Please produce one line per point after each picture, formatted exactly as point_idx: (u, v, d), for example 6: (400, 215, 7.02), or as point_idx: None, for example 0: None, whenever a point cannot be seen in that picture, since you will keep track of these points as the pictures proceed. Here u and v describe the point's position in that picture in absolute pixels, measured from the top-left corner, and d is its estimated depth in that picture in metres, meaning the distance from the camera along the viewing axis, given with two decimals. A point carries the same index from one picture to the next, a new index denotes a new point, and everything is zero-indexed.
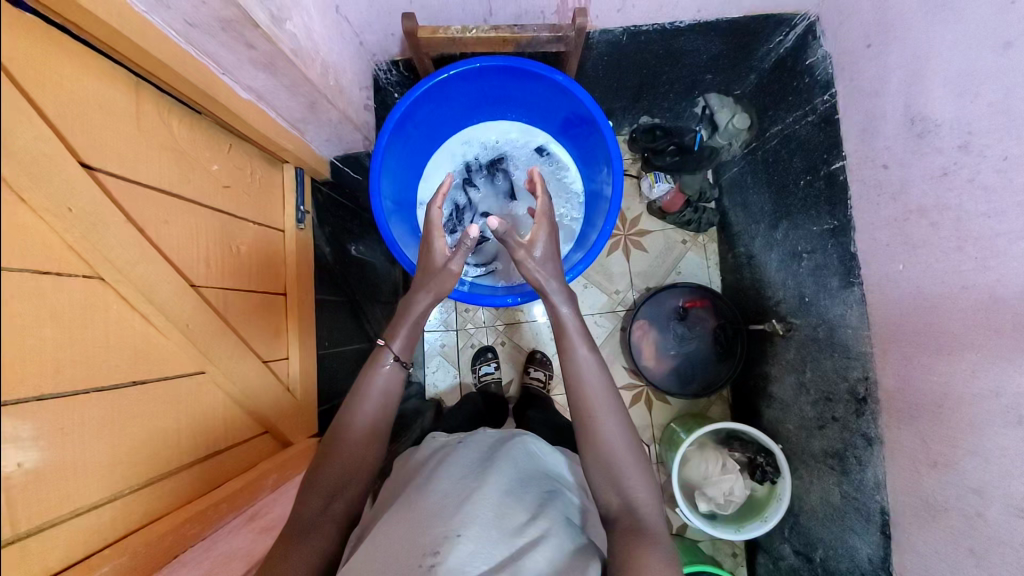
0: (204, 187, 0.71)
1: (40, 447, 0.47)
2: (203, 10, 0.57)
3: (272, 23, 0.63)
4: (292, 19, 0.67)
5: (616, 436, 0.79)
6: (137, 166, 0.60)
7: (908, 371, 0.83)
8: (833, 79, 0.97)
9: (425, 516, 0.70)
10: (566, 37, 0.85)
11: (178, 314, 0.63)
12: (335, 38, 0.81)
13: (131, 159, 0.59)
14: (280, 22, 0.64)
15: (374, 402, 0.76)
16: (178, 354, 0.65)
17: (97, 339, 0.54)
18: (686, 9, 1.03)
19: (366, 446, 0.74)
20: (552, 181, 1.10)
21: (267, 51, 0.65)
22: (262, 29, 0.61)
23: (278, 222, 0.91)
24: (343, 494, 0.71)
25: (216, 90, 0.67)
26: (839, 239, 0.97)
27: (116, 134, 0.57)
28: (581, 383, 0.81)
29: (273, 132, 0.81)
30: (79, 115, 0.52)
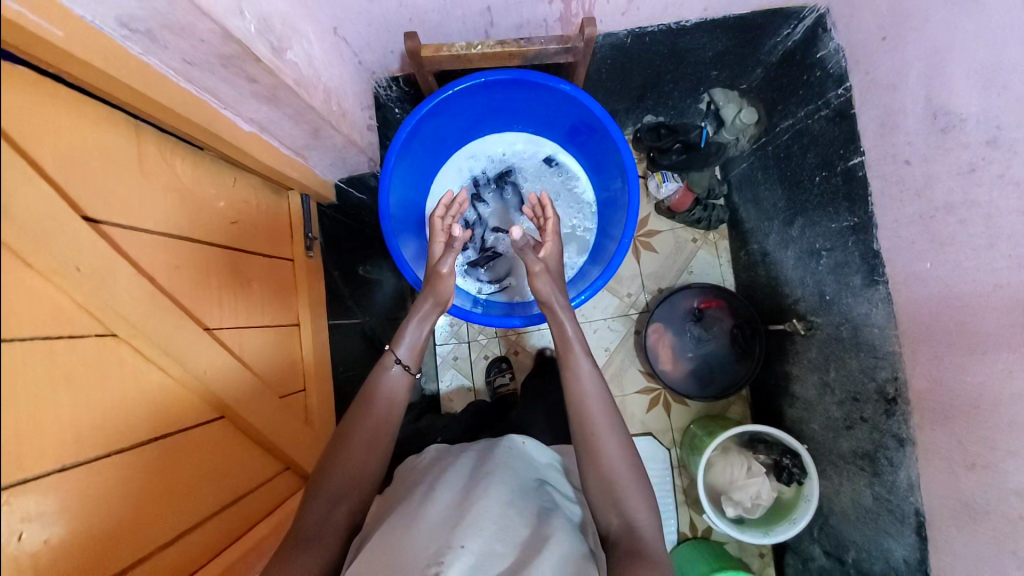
0: (209, 224, 0.69)
1: (47, 523, 0.45)
2: (202, 49, 0.54)
3: (274, 55, 0.61)
4: (292, 48, 0.65)
5: (617, 456, 0.77)
6: (145, 216, 0.58)
7: (940, 371, 0.80)
8: (846, 72, 0.94)
9: (434, 526, 0.69)
10: (574, 48, 0.82)
11: (193, 363, 0.61)
12: (331, 61, 0.79)
13: (138, 207, 0.57)
14: (280, 54, 0.62)
15: (377, 416, 0.75)
16: (193, 402, 0.63)
17: (112, 400, 0.52)
18: (693, 9, 1.00)
19: (367, 454, 0.73)
20: (563, 191, 1.07)
21: (269, 83, 0.63)
22: (265, 64, 0.59)
23: (288, 252, 0.89)
24: (345, 500, 0.71)
25: (218, 128, 0.65)
26: (861, 237, 0.94)
27: (122, 183, 0.55)
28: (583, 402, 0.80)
29: (276, 163, 0.79)
30: (80, 166, 0.50)
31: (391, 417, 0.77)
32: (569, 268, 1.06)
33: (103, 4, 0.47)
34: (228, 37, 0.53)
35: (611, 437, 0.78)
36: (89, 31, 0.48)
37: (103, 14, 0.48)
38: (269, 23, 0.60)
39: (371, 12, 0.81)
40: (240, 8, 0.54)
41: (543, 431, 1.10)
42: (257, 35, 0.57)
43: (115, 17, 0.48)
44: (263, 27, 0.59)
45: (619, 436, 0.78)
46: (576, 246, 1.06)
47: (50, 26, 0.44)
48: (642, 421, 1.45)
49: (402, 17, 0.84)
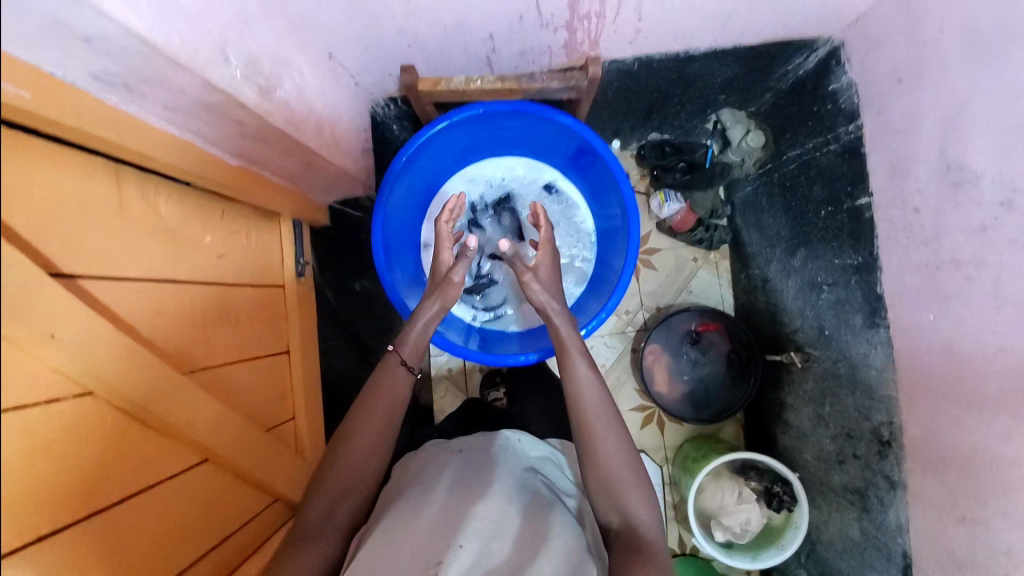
0: (197, 260, 0.68)
1: None
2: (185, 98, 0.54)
3: (262, 97, 0.62)
4: (282, 86, 0.66)
5: (616, 454, 0.76)
6: (128, 264, 0.57)
7: (937, 422, 0.80)
8: (858, 109, 0.92)
9: (433, 518, 0.70)
10: (577, 86, 0.81)
11: (175, 412, 0.60)
12: (320, 92, 0.76)
13: (119, 258, 0.56)
14: (268, 93, 0.63)
15: (371, 429, 0.74)
16: (181, 448, 0.63)
17: (90, 462, 0.51)
18: (703, 38, 0.96)
19: (369, 453, 0.73)
20: (563, 221, 1.06)
21: (258, 125, 0.64)
22: (252, 109, 0.60)
23: (279, 278, 0.88)
24: (346, 501, 0.72)
25: (204, 169, 0.63)
26: (864, 277, 0.94)
27: (103, 234, 0.54)
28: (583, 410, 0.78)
29: (268, 197, 0.78)
30: (56, 222, 0.48)
31: (384, 436, 0.75)
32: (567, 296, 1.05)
33: (79, 63, 0.45)
34: (212, 87, 0.54)
35: (611, 443, 0.77)
36: (67, 90, 0.45)
37: (78, 71, 0.45)
38: (257, 64, 0.60)
39: (368, 40, 0.79)
40: (225, 50, 0.55)
41: (542, 426, 1.11)
42: (244, 80, 0.58)
43: (89, 74, 0.46)
44: (251, 70, 0.59)
45: (619, 440, 0.77)
46: (575, 275, 1.05)
47: (17, 88, 0.41)
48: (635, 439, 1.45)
49: (402, 44, 0.81)
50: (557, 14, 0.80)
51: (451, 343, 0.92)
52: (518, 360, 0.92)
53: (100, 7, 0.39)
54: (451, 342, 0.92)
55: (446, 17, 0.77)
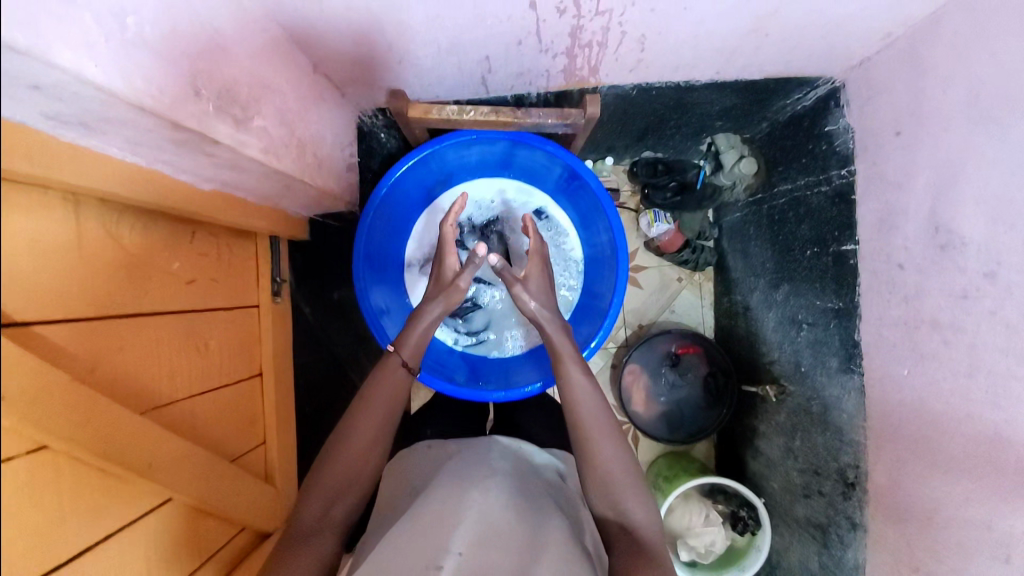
0: (163, 291, 0.64)
1: None
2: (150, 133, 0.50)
3: (238, 129, 0.59)
4: (261, 112, 0.64)
5: (615, 462, 0.75)
6: (93, 305, 0.54)
7: (901, 474, 0.83)
8: (852, 156, 0.93)
9: (430, 523, 0.68)
10: (573, 123, 0.85)
11: (138, 454, 0.57)
12: (285, 119, 0.71)
13: (86, 299, 0.52)
14: (244, 124, 0.60)
15: (367, 438, 0.72)
16: (143, 490, 0.61)
17: (41, 516, 0.49)
18: (706, 71, 0.93)
19: (360, 457, 0.71)
20: (552, 247, 1.10)
21: (229, 157, 0.61)
22: (225, 143, 0.57)
23: (254, 298, 0.85)
24: (343, 500, 0.70)
25: (172, 201, 0.60)
26: (843, 321, 0.95)
27: (67, 278, 0.50)
28: (581, 423, 0.76)
29: (243, 216, 0.74)
30: (22, 272, 0.44)
31: (368, 461, 0.72)
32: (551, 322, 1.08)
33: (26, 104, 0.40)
34: (178, 127, 0.51)
35: (612, 451, 0.75)
36: (18, 132, 0.41)
37: (29, 112, 0.41)
38: (233, 91, 0.58)
39: (356, 52, 0.74)
40: (197, 87, 0.52)
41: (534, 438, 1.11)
42: (218, 113, 0.56)
43: (40, 114, 0.42)
44: (224, 101, 0.56)
45: (619, 450, 0.76)
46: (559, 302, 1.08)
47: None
48: None
49: (394, 60, 0.78)
50: (557, 41, 0.77)
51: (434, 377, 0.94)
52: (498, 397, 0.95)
53: (45, 56, 0.37)
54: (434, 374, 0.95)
55: (441, 38, 0.73)
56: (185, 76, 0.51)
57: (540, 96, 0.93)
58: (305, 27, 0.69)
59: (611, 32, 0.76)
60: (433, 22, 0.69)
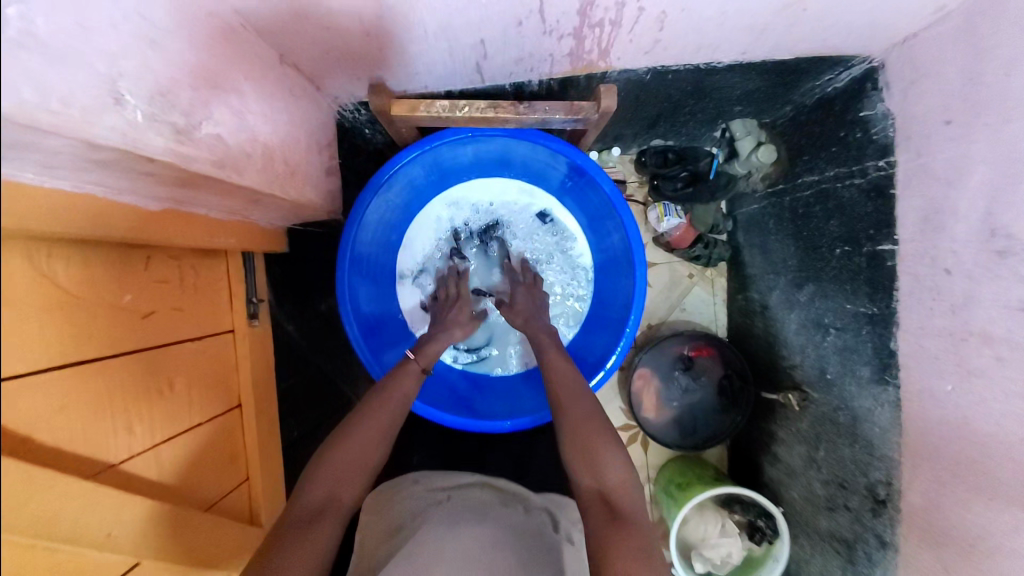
0: (115, 329, 0.55)
1: None
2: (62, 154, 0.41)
3: (179, 140, 0.50)
4: (210, 117, 0.55)
5: (629, 500, 0.67)
6: (25, 359, 0.45)
7: (939, 498, 0.76)
8: (892, 145, 0.83)
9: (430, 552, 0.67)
10: (587, 117, 0.76)
11: (80, 527, 0.50)
12: (243, 121, 0.61)
13: (16, 354, 0.44)
14: (188, 134, 0.51)
15: (369, 442, 0.71)
16: (87, 560, 0.53)
17: None
18: (730, 52, 0.83)
19: (372, 444, 0.71)
20: (558, 253, 1.04)
21: (173, 174, 0.52)
22: (160, 158, 0.48)
23: (227, 322, 0.77)
24: (349, 484, 0.68)
25: (113, 226, 0.50)
26: (877, 329, 0.87)
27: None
28: (591, 463, 0.72)
29: (206, 236, 0.65)
30: None
31: (374, 452, 0.72)
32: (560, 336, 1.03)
33: None
34: (96, 146, 0.42)
35: (624, 484, 0.70)
36: None
37: None
38: (171, 94, 0.49)
39: (325, 37, 0.65)
40: (119, 91, 0.44)
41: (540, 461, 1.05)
42: (151, 123, 0.47)
43: None
44: (159, 108, 0.48)
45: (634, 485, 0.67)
46: (568, 313, 1.03)
47: None
48: None
49: (373, 48, 0.68)
50: (564, 20, 0.67)
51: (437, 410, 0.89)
52: (504, 429, 0.89)
53: None
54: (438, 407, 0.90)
55: (427, 22, 0.63)
56: (97, 80, 0.42)
57: (542, 83, 0.83)
58: (262, 10, 0.58)
59: (627, 8, 0.65)
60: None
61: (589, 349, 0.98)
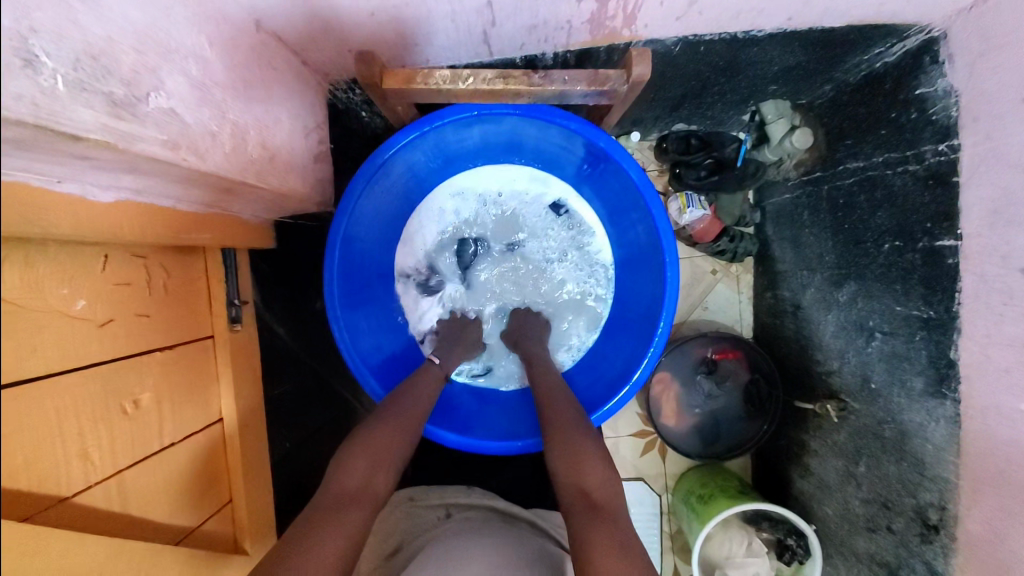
0: (65, 342, 0.48)
1: None
2: None
3: (118, 116, 0.42)
4: (162, 89, 0.47)
5: None
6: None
7: (1006, 528, 0.67)
8: (955, 126, 0.73)
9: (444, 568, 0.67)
10: (613, 91, 0.67)
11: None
12: (204, 95, 0.52)
13: None
14: (128, 108, 0.44)
15: (403, 428, 0.66)
16: None
17: None
18: (772, 18, 0.74)
19: (402, 431, 0.66)
20: (574, 246, 0.96)
21: (115, 158, 0.44)
22: (94, 137, 0.40)
23: (205, 328, 0.69)
24: (384, 469, 0.62)
25: (53, 223, 0.42)
26: (934, 335, 0.77)
27: None
28: (577, 480, 0.64)
29: (174, 233, 0.57)
30: None
31: (405, 440, 0.66)
32: (576, 338, 0.96)
33: None
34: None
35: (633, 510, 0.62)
36: None
37: None
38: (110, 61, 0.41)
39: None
40: (32, 51, 0.36)
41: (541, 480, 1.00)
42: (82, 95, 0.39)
43: None
44: (87, 75, 0.40)
45: None
46: (584, 314, 0.96)
47: None
48: (635, 466, 1.30)
49: (361, 10, 0.60)
50: None
51: (441, 430, 0.81)
52: (514, 450, 0.81)
53: None
54: (445, 427, 0.82)
55: None
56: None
57: (557, 57, 0.74)
58: None
59: None
60: None
61: (613, 355, 0.91)
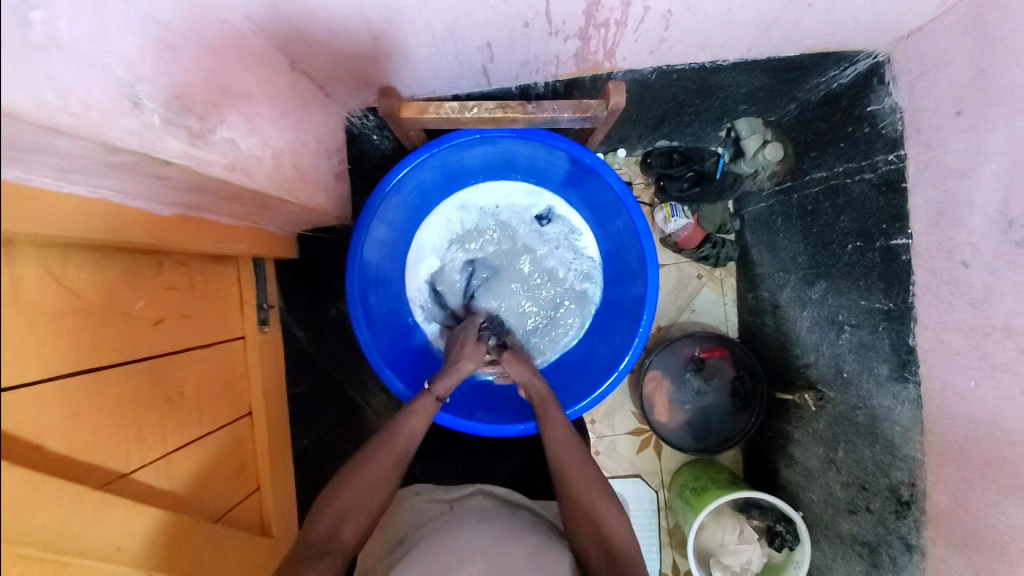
0: (127, 337, 0.55)
1: None
2: (81, 160, 0.42)
3: (193, 146, 0.51)
4: (224, 121, 0.56)
5: None
6: (24, 366, 0.44)
7: (967, 498, 0.74)
8: (902, 139, 0.82)
9: (444, 563, 0.72)
10: (594, 117, 0.77)
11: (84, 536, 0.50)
12: (249, 124, 0.61)
13: (25, 357, 0.44)
14: (201, 138, 0.53)
15: (380, 469, 0.76)
16: None
17: None
18: (735, 49, 0.84)
19: (381, 471, 0.76)
20: (565, 249, 1.05)
21: (185, 178, 0.52)
22: (177, 162, 0.49)
23: (237, 329, 0.77)
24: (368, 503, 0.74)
25: (127, 233, 0.51)
26: (894, 325, 0.85)
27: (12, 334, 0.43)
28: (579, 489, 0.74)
29: (217, 243, 0.65)
30: None
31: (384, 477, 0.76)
32: (571, 337, 1.05)
33: None
34: (112, 148, 0.42)
35: None
36: None
37: None
38: (186, 99, 0.50)
39: (332, 40, 0.66)
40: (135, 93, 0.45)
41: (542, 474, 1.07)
42: (168, 128, 0.48)
43: None
44: (175, 113, 0.49)
45: None
46: (577, 315, 1.05)
47: None
48: (632, 463, 1.36)
49: (380, 52, 0.69)
50: (570, 21, 0.68)
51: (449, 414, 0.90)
52: (515, 433, 0.90)
53: None
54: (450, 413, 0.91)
55: (434, 25, 0.65)
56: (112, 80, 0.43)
57: (548, 86, 0.84)
58: (270, 17, 0.60)
59: (633, 7, 0.67)
60: (425, 5, 0.61)
61: (602, 349, 0.99)
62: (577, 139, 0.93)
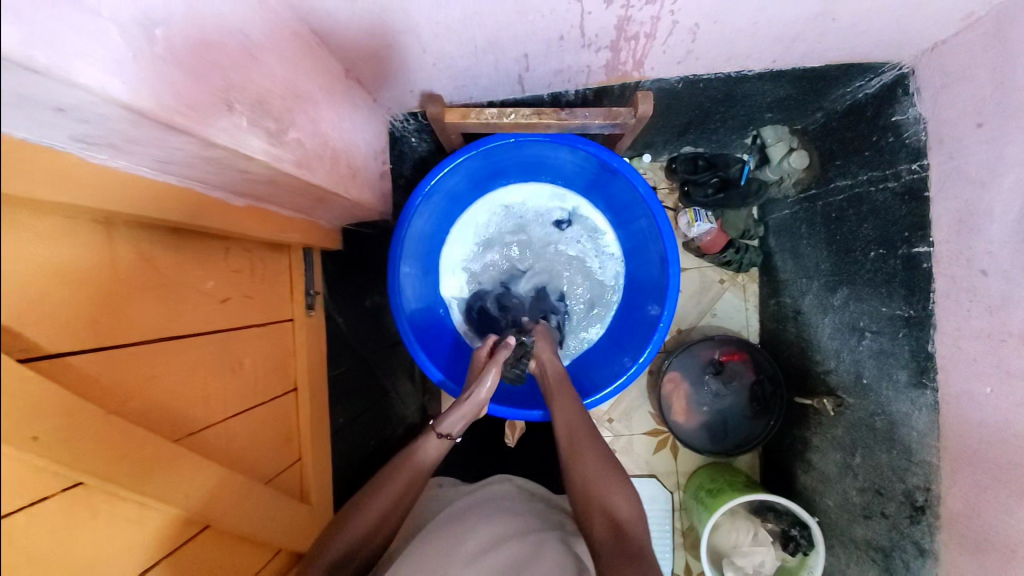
0: (201, 311, 0.63)
1: None
2: (181, 153, 0.50)
3: (271, 144, 0.58)
4: (294, 123, 0.64)
5: None
6: (116, 331, 0.51)
7: (980, 503, 0.75)
8: (925, 149, 0.84)
9: (466, 538, 0.77)
10: (622, 123, 0.82)
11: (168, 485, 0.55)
12: (312, 126, 0.68)
13: (120, 320, 0.51)
14: (277, 137, 0.60)
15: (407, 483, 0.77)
16: (168, 520, 0.59)
17: (85, 541, 0.51)
18: (760, 60, 0.87)
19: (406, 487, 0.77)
20: (588, 249, 1.10)
21: (262, 172, 0.59)
22: (258, 157, 0.56)
23: (289, 312, 0.84)
24: (393, 518, 0.76)
25: (205, 217, 0.58)
26: (914, 332, 0.87)
27: (107, 304, 0.50)
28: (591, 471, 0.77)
29: (277, 231, 0.73)
30: (46, 297, 0.43)
31: (411, 491, 0.77)
32: (591, 333, 1.10)
33: (36, 115, 0.38)
34: (211, 145, 0.50)
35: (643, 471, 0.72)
36: None
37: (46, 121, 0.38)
38: (265, 103, 0.58)
39: (384, 52, 0.73)
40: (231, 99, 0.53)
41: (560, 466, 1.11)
42: (252, 127, 0.55)
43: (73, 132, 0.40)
44: (258, 116, 0.56)
45: None
46: (598, 312, 1.10)
47: None
48: (648, 463, 1.39)
49: (425, 61, 0.76)
50: (602, 34, 0.73)
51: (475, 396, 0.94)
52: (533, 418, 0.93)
53: (66, 76, 0.36)
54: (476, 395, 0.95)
55: (477, 37, 0.71)
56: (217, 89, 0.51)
57: (578, 93, 0.89)
58: (332, 29, 0.67)
59: (662, 21, 0.72)
60: (470, 19, 0.67)
61: (622, 345, 1.03)
62: (605, 144, 0.98)
